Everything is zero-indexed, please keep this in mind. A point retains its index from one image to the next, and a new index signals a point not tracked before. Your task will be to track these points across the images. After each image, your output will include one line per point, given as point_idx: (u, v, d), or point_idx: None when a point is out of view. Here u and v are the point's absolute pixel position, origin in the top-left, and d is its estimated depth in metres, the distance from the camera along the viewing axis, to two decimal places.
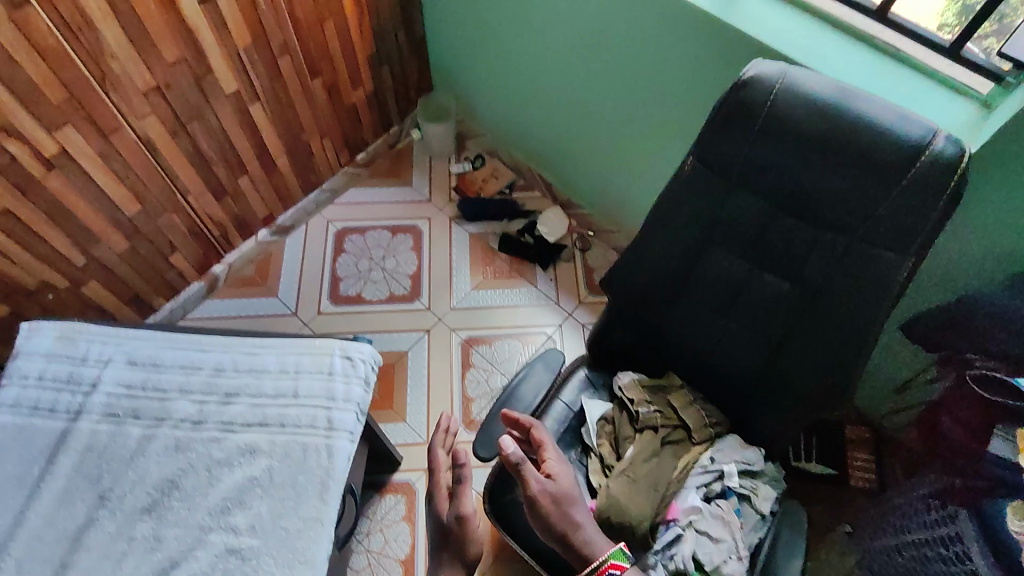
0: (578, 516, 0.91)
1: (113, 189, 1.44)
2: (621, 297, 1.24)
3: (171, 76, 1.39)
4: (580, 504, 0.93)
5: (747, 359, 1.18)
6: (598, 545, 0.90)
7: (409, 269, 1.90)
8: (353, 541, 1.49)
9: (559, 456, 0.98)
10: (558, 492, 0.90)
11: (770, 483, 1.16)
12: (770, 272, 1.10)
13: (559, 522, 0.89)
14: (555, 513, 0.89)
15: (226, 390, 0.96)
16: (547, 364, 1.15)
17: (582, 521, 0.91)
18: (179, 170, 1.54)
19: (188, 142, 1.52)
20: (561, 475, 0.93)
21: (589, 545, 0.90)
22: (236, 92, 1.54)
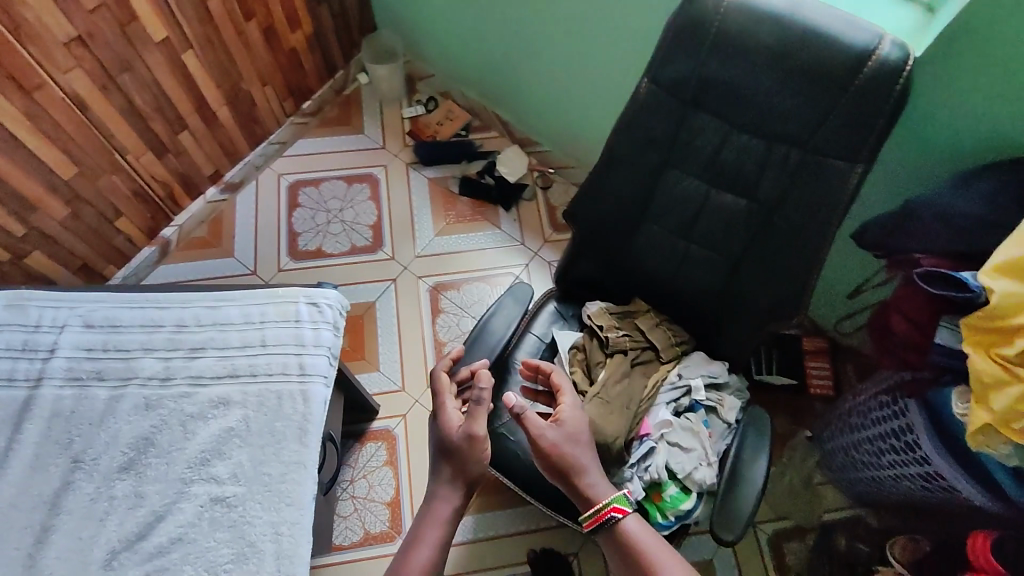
0: (584, 462, 0.96)
1: (44, 151, 1.35)
2: (584, 227, 1.25)
3: (93, 23, 1.30)
4: (588, 449, 0.98)
5: (708, 279, 1.21)
6: (601, 490, 0.95)
7: (369, 219, 1.87)
8: (338, 489, 1.51)
9: (574, 400, 1.04)
10: (565, 433, 0.97)
11: (735, 394, 1.21)
12: (727, 192, 1.13)
13: (563, 464, 0.95)
14: (557, 456, 0.95)
15: (191, 345, 0.94)
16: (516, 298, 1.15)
17: (588, 466, 0.96)
18: (114, 127, 1.45)
19: (121, 97, 1.44)
20: (570, 419, 0.99)
21: (592, 490, 0.95)
22: (167, 40, 1.45)
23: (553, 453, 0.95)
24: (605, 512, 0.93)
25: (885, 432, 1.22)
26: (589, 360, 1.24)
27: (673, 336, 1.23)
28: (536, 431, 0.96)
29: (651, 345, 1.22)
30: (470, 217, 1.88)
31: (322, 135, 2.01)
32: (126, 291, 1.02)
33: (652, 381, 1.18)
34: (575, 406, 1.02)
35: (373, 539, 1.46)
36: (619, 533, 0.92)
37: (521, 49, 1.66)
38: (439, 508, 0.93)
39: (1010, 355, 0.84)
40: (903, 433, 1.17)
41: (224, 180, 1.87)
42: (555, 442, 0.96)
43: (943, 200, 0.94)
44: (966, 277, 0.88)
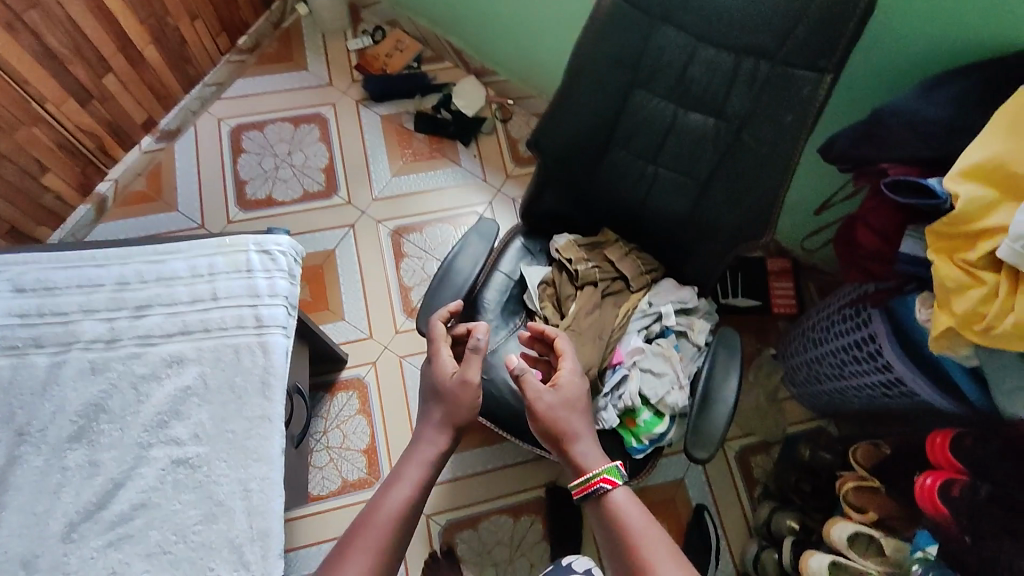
0: (577, 428, 0.96)
1: None
2: (548, 155, 1.19)
3: None
4: (583, 415, 0.98)
5: (676, 203, 1.18)
6: (593, 460, 0.94)
7: (320, 163, 1.77)
8: (312, 440, 1.49)
9: (576, 366, 1.02)
10: (561, 401, 0.97)
11: (704, 317, 1.21)
12: (695, 110, 1.08)
13: (556, 428, 0.96)
14: (550, 420, 0.96)
15: (135, 303, 0.87)
16: (480, 236, 1.10)
17: (580, 432, 0.96)
18: (26, 72, 1.31)
19: (30, 37, 1.29)
20: (569, 386, 0.99)
21: (581, 458, 0.94)
22: None
23: (547, 417, 0.96)
24: (592, 483, 0.92)
25: (848, 344, 1.25)
26: (559, 294, 1.22)
27: (645, 263, 1.21)
28: (533, 394, 0.96)
29: (622, 273, 1.20)
30: (427, 155, 1.79)
31: (262, 74, 1.87)
32: (59, 249, 0.95)
33: (623, 310, 1.17)
34: (576, 373, 1.01)
35: (351, 486, 1.46)
36: (607, 506, 0.91)
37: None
38: (424, 450, 0.95)
39: (973, 260, 0.84)
40: (866, 344, 1.19)
41: (158, 128, 1.74)
42: (549, 407, 0.96)
43: (913, 106, 0.92)
44: (933, 183, 0.87)
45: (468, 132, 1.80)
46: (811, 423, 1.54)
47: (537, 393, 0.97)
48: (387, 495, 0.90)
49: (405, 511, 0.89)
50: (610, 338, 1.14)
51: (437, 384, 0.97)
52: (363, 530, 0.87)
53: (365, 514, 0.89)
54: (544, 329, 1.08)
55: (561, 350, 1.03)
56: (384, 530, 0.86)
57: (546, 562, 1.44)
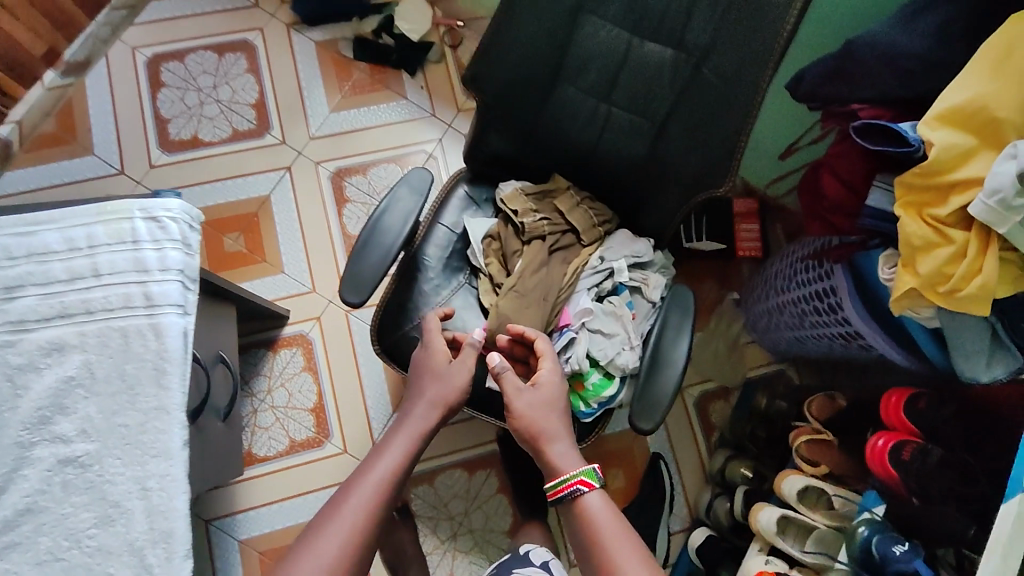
0: (555, 429, 0.97)
1: None
2: (489, 94, 1.06)
3: None
4: (561, 415, 0.98)
5: (632, 146, 1.06)
6: (570, 463, 0.94)
7: (249, 98, 1.60)
8: (255, 401, 1.43)
9: (557, 366, 1.00)
10: (540, 402, 0.97)
11: (660, 271, 1.13)
12: (653, 40, 0.96)
13: (531, 428, 0.96)
14: (528, 420, 0.96)
15: (3, 283, 0.76)
16: (412, 188, 0.98)
17: (557, 433, 0.96)
18: None
19: None
20: (548, 387, 0.98)
21: (556, 459, 0.95)
22: None
23: (523, 418, 0.96)
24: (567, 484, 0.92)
25: (809, 294, 1.19)
26: (503, 249, 1.12)
27: (597, 216, 1.11)
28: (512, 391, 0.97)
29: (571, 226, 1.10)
30: (368, 88, 1.63)
31: None
32: None
33: (573, 267, 1.07)
34: (556, 375, 0.99)
35: (300, 446, 1.42)
36: (580, 508, 0.91)
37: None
38: (415, 423, 0.99)
39: (943, 216, 0.76)
40: (826, 295, 1.13)
41: (62, 60, 1.54)
42: (526, 408, 0.96)
43: (893, 38, 0.80)
44: (904, 128, 0.78)
45: (414, 61, 1.63)
46: (771, 369, 1.51)
47: (515, 392, 0.97)
48: (370, 468, 0.94)
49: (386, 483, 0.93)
50: (557, 298, 1.06)
51: (422, 369, 1.02)
52: (345, 499, 0.90)
53: (347, 485, 0.93)
54: (524, 329, 1.00)
55: (540, 350, 0.99)
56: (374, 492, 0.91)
57: (501, 513, 1.44)
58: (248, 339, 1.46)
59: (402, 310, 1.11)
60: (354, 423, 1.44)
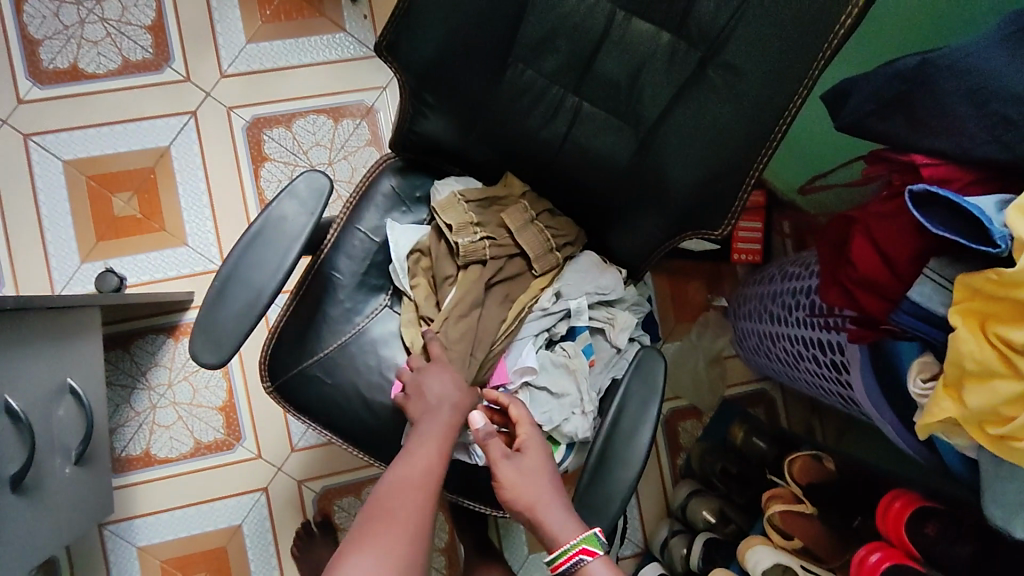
0: (551, 493, 0.72)
1: None
2: (415, 73, 0.77)
3: None
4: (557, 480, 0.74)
5: (605, 158, 0.77)
6: (569, 528, 0.69)
7: (144, 19, 1.26)
8: (152, 395, 1.21)
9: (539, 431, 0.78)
10: (530, 468, 0.73)
11: (630, 310, 0.90)
12: (644, 16, 0.67)
13: (519, 499, 0.71)
14: (518, 484, 0.71)
15: None
16: (301, 202, 0.74)
17: (556, 499, 0.71)
18: None
19: None
20: (535, 452, 0.74)
21: (553, 531, 0.69)
22: None
23: (511, 488, 0.71)
24: (574, 553, 0.67)
25: (810, 340, 0.97)
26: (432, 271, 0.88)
27: (554, 239, 0.86)
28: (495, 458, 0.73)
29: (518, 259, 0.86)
30: (297, 13, 1.29)
31: None
32: None
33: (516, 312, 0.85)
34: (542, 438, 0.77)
35: (206, 449, 1.21)
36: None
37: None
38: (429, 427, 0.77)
39: (1019, 342, 0.54)
40: (830, 350, 0.91)
41: None
42: (512, 474, 0.72)
43: (991, 65, 0.54)
44: (987, 213, 0.54)
45: None
46: (754, 391, 1.32)
47: (501, 457, 0.73)
48: (410, 459, 0.73)
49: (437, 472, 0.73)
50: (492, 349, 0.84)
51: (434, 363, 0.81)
52: (394, 494, 0.69)
53: (393, 476, 0.72)
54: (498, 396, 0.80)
55: (514, 416, 0.77)
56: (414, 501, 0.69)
57: (437, 529, 1.26)
58: (144, 324, 1.22)
59: (297, 340, 0.88)
60: (271, 425, 1.23)
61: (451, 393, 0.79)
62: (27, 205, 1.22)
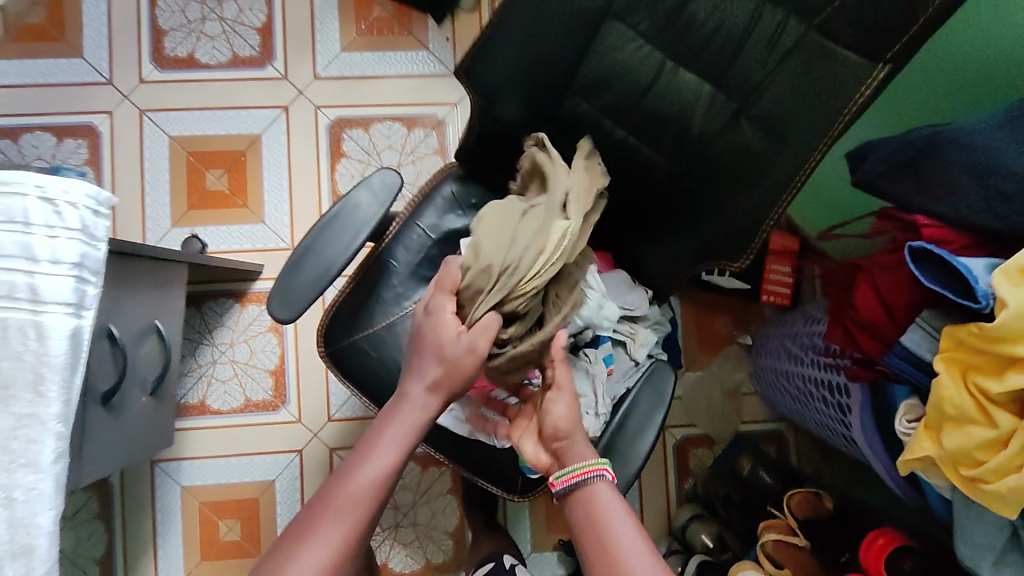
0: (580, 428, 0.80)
1: None
2: (485, 95, 0.88)
3: None
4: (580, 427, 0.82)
5: (644, 187, 0.87)
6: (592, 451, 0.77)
7: (255, 21, 1.43)
8: (214, 352, 1.34)
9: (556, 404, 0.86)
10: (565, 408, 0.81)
11: (651, 328, 0.99)
12: (689, 67, 0.76)
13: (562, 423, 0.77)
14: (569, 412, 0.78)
15: None
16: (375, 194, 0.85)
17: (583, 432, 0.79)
18: None
19: None
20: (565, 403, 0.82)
21: (584, 451, 0.76)
22: None
23: (558, 413, 0.78)
24: (592, 470, 0.75)
25: (821, 381, 1.03)
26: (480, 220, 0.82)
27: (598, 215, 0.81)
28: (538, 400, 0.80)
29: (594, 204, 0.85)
30: (388, 30, 1.44)
31: None
32: None
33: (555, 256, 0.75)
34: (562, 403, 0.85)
35: (253, 407, 1.33)
36: (592, 499, 0.73)
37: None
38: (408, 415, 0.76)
39: (993, 394, 0.60)
40: (837, 392, 0.97)
41: None
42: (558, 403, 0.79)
43: (992, 143, 0.61)
44: (975, 273, 0.61)
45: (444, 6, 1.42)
46: (767, 428, 1.37)
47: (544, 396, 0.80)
48: (374, 452, 0.74)
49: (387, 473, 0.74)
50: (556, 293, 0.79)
51: (421, 350, 0.77)
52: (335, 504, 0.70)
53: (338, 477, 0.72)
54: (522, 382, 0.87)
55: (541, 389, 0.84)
56: (364, 501, 0.71)
57: (448, 513, 1.35)
58: (216, 288, 1.36)
59: (353, 317, 0.99)
60: (313, 395, 1.35)
61: (433, 375, 0.75)
62: (134, 170, 1.39)
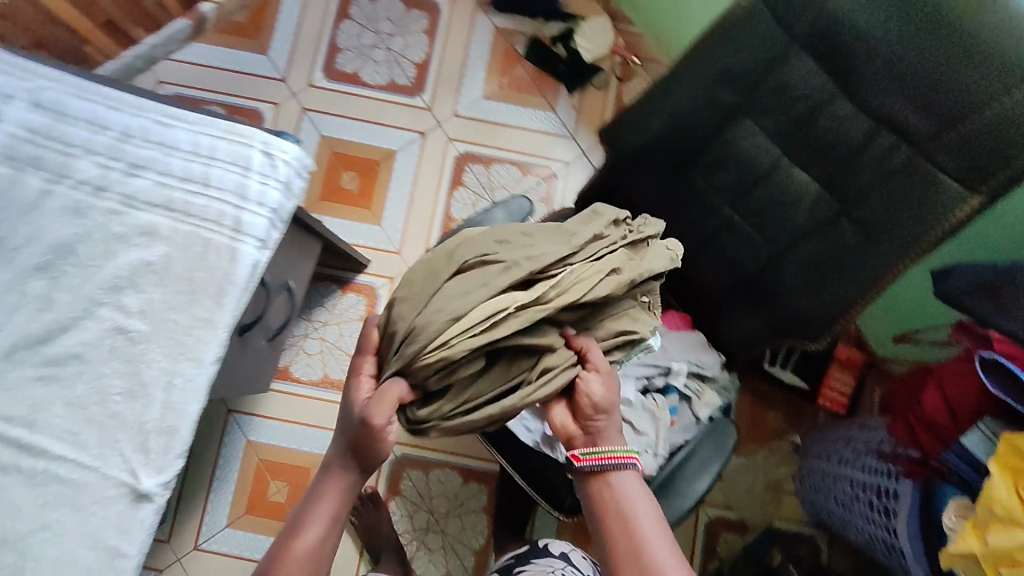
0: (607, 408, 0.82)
1: None
2: (621, 155, 1.03)
3: None
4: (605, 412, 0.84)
5: (738, 262, 1.00)
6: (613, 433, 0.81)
7: (416, 58, 1.65)
8: (308, 327, 1.48)
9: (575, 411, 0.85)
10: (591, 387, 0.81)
11: (718, 392, 1.06)
12: (804, 169, 0.89)
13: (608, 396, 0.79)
14: (605, 386, 0.78)
15: (131, 159, 0.85)
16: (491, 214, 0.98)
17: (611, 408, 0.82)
18: None
19: None
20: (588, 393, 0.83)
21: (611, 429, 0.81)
22: None
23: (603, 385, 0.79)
24: (623, 456, 0.79)
25: (870, 484, 1.07)
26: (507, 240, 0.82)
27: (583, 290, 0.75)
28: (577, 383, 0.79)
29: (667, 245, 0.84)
30: (525, 89, 1.64)
31: None
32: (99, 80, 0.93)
33: (476, 326, 0.72)
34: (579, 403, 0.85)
35: (329, 384, 1.45)
36: (617, 485, 0.78)
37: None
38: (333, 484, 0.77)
39: None
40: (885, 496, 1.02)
41: None
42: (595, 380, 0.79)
43: None
44: None
45: (579, 79, 1.63)
46: (800, 529, 1.39)
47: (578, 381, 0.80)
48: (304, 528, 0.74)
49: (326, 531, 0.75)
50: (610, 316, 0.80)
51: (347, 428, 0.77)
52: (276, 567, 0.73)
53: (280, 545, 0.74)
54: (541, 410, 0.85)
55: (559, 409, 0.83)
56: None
57: (477, 531, 1.41)
58: (325, 271, 1.51)
59: None
60: None
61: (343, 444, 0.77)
62: None
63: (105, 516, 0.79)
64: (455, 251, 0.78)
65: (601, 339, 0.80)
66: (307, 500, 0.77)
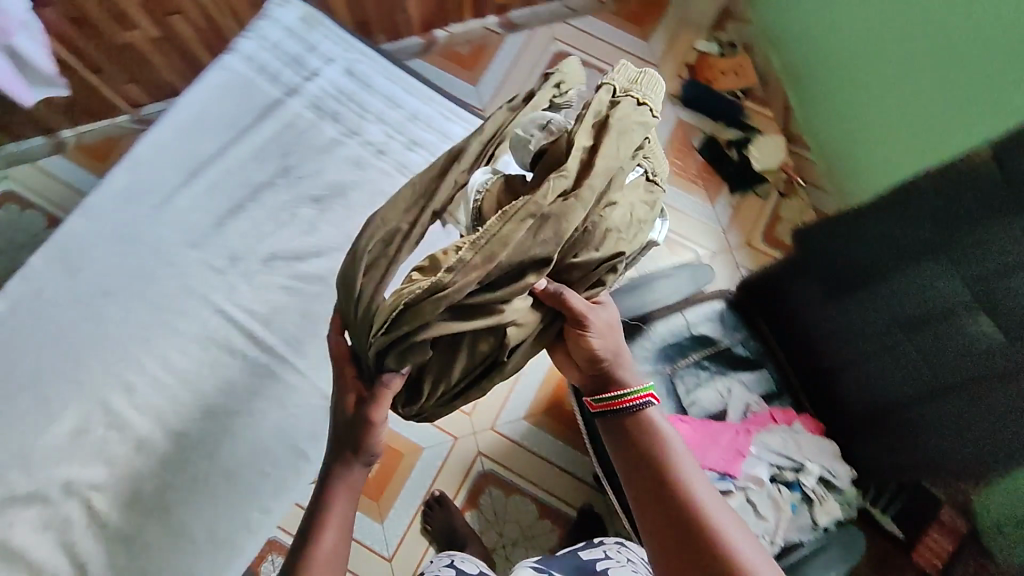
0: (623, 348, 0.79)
1: None
2: (812, 255, 1.16)
3: None
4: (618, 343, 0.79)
5: (892, 385, 1.07)
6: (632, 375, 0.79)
7: (602, 124, 1.79)
8: None
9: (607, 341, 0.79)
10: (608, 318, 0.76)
11: (842, 505, 1.08)
12: (977, 324, 0.93)
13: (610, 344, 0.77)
14: (601, 334, 0.75)
15: (411, 137, 1.03)
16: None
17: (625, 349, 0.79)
18: None
19: None
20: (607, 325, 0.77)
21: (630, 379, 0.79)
22: None
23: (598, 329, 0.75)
24: (639, 397, 0.78)
25: None
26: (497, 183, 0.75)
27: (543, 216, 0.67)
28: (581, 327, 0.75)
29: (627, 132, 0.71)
30: (691, 179, 1.72)
31: (612, 22, 1.90)
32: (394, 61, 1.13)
33: (388, 317, 0.70)
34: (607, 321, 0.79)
35: None
36: (643, 424, 0.77)
37: (874, 66, 1.41)
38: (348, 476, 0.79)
39: None
40: None
41: (507, 17, 1.88)
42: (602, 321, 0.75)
43: None
44: None
45: (743, 184, 1.71)
46: None
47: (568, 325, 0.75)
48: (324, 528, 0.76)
49: (344, 525, 0.77)
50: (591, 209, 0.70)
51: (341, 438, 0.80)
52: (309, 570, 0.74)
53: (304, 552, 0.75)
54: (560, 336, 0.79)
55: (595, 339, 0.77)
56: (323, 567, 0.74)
57: None
58: None
59: None
60: (491, 402, 1.58)
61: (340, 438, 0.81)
62: None
63: (305, 416, 0.93)
64: (362, 245, 0.79)
65: (594, 253, 0.71)
66: (316, 510, 0.77)
